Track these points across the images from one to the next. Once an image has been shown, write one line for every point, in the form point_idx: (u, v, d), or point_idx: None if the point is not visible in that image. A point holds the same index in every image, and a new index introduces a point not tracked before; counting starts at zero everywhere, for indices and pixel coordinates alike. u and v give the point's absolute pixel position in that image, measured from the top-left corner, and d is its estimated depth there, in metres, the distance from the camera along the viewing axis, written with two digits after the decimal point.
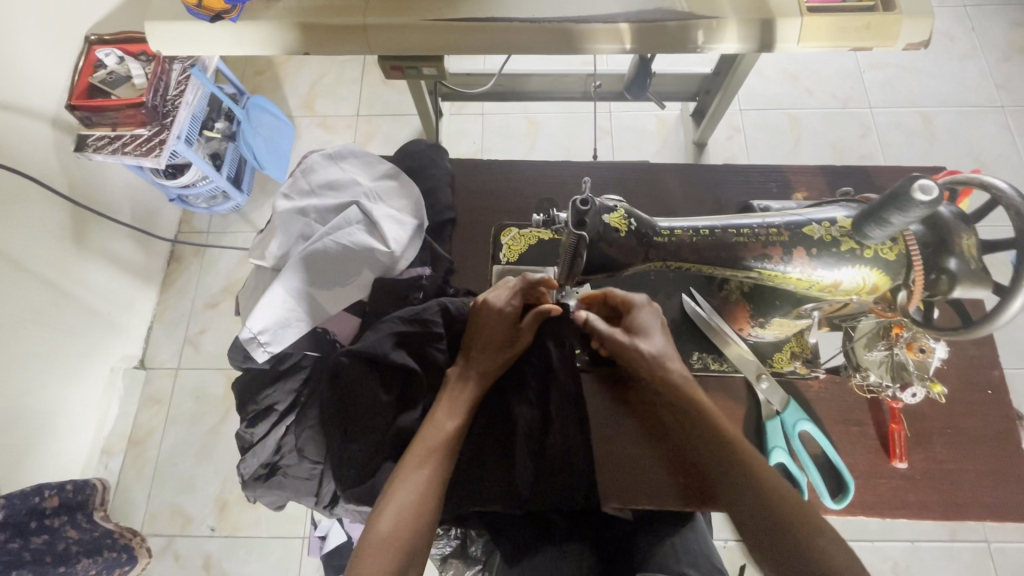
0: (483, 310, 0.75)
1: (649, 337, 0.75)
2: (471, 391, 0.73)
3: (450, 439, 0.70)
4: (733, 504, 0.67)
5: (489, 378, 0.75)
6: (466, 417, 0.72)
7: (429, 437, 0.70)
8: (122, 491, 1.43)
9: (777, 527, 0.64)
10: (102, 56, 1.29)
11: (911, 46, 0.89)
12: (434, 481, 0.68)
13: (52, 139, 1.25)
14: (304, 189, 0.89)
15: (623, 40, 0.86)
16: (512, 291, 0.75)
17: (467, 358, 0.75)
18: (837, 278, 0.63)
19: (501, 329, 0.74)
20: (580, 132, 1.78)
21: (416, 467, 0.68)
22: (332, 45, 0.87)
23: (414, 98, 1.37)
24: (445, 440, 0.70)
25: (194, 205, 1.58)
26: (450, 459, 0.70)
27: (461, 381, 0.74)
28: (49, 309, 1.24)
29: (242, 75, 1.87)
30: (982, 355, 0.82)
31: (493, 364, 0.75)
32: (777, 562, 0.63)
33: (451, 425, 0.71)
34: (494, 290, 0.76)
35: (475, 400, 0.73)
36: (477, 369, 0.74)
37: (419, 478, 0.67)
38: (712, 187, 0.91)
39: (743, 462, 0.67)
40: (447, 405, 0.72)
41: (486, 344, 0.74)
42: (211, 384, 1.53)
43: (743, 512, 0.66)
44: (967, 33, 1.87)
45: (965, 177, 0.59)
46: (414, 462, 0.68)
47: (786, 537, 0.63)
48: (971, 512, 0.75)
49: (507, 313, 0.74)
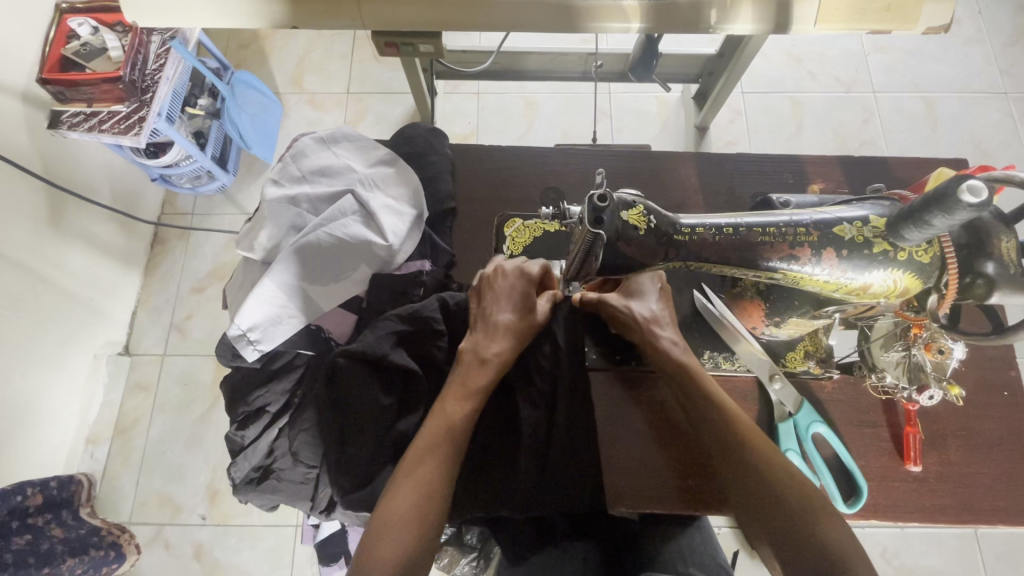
0: (496, 278, 0.73)
1: (644, 301, 0.74)
2: (488, 372, 0.69)
3: (459, 427, 0.66)
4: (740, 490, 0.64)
5: (510, 354, 0.70)
6: (477, 402, 0.68)
7: (435, 427, 0.65)
8: (109, 481, 1.39)
9: (787, 521, 0.60)
10: (74, 26, 1.22)
11: (930, 30, 0.79)
12: (441, 473, 0.63)
13: (24, 114, 1.17)
14: (295, 175, 0.84)
15: (627, 18, 0.79)
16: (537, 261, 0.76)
17: (484, 331, 0.70)
18: (867, 281, 0.62)
19: (522, 293, 0.72)
20: (579, 114, 1.72)
21: (418, 460, 0.63)
22: (321, 18, 0.80)
23: (408, 77, 1.30)
24: (449, 429, 0.65)
25: (178, 185, 1.51)
26: (459, 450, 0.65)
27: (477, 360, 0.69)
28: (27, 295, 1.18)
29: (226, 49, 1.78)
30: (998, 356, 0.80)
31: (507, 343, 0.70)
32: (776, 537, 0.60)
33: (461, 417, 0.66)
34: (500, 262, 0.75)
35: (491, 381, 0.69)
36: (501, 343, 0.70)
37: (424, 471, 0.63)
38: (725, 178, 0.87)
39: (750, 457, 0.64)
40: (457, 390, 0.68)
41: (509, 308, 0.71)
42: (199, 371, 1.48)
43: (751, 508, 0.63)
44: (973, 16, 1.82)
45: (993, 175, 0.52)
46: (416, 454, 0.64)
47: (797, 534, 0.59)
48: (985, 517, 0.73)
49: (526, 274, 0.73)
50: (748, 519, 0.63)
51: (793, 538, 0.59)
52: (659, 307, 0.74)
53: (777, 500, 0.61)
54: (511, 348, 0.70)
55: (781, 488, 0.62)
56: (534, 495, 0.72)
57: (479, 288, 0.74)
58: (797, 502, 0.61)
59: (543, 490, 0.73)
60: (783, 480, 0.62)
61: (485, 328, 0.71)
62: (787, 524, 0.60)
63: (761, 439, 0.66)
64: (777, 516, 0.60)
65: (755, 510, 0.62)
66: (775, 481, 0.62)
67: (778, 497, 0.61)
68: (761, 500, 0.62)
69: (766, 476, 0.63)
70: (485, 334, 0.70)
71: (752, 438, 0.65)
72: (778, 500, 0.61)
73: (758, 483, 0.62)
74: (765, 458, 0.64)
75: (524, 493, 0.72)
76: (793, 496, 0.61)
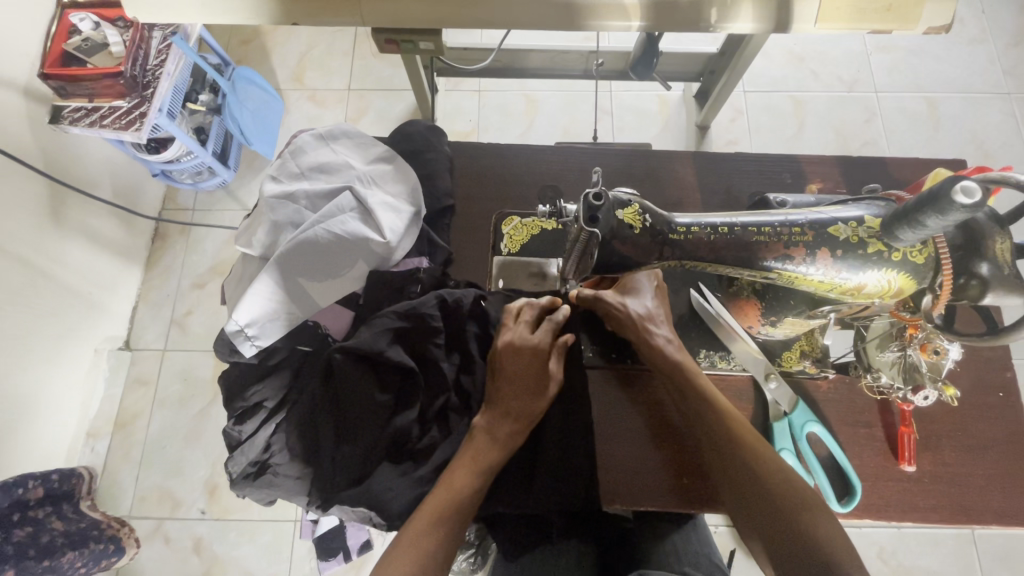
0: (509, 352, 0.70)
1: (640, 298, 0.75)
2: (497, 451, 0.68)
3: (463, 503, 0.64)
4: (731, 485, 0.65)
5: (520, 433, 0.69)
6: (484, 480, 0.66)
7: (439, 499, 0.64)
8: (109, 475, 1.40)
9: (776, 521, 0.60)
10: (76, 21, 1.23)
11: (931, 30, 0.78)
12: (439, 551, 0.61)
13: (24, 108, 1.17)
14: (293, 172, 0.85)
15: (627, 16, 0.79)
16: (547, 327, 0.72)
17: (496, 411, 0.69)
18: (861, 281, 0.62)
19: (535, 371, 0.70)
20: (580, 112, 1.72)
21: (415, 538, 0.61)
22: (319, 15, 0.80)
23: (409, 74, 1.30)
24: (454, 503, 0.64)
25: (179, 181, 1.51)
26: (462, 526, 0.64)
27: (488, 441, 0.68)
28: (28, 290, 1.19)
29: (227, 45, 1.78)
30: (994, 357, 0.80)
31: (517, 426, 0.69)
32: (765, 532, 0.61)
33: (468, 493, 0.65)
34: (511, 329, 0.72)
35: (499, 463, 0.68)
36: (512, 426, 0.69)
37: (423, 547, 0.61)
38: (723, 177, 0.87)
39: (738, 455, 0.65)
40: (469, 464, 0.67)
41: (521, 389, 0.70)
42: (199, 366, 1.49)
43: (747, 509, 0.63)
44: (976, 16, 1.81)
45: (990, 176, 0.52)
46: (413, 531, 0.62)
47: (785, 533, 0.59)
48: (977, 518, 0.73)
49: (540, 349, 0.70)
50: (742, 519, 0.64)
51: (782, 537, 0.59)
52: (650, 304, 0.74)
53: (767, 498, 0.62)
54: (524, 431, 0.69)
55: (770, 485, 0.62)
56: (528, 487, 0.73)
57: (493, 361, 0.72)
58: (788, 499, 0.61)
59: (534, 482, 0.73)
60: (770, 470, 0.63)
61: (499, 410, 0.69)
62: (777, 524, 0.60)
63: (754, 437, 0.67)
64: (768, 514, 0.61)
65: (749, 508, 0.63)
66: (767, 481, 0.62)
67: (765, 493, 0.62)
68: (753, 499, 0.63)
69: (756, 474, 0.63)
70: (500, 415, 0.69)
71: (742, 433, 0.66)
72: (769, 504, 0.61)
73: (749, 482, 0.63)
74: (757, 458, 0.64)
75: (512, 483, 0.73)
76: (782, 495, 0.61)
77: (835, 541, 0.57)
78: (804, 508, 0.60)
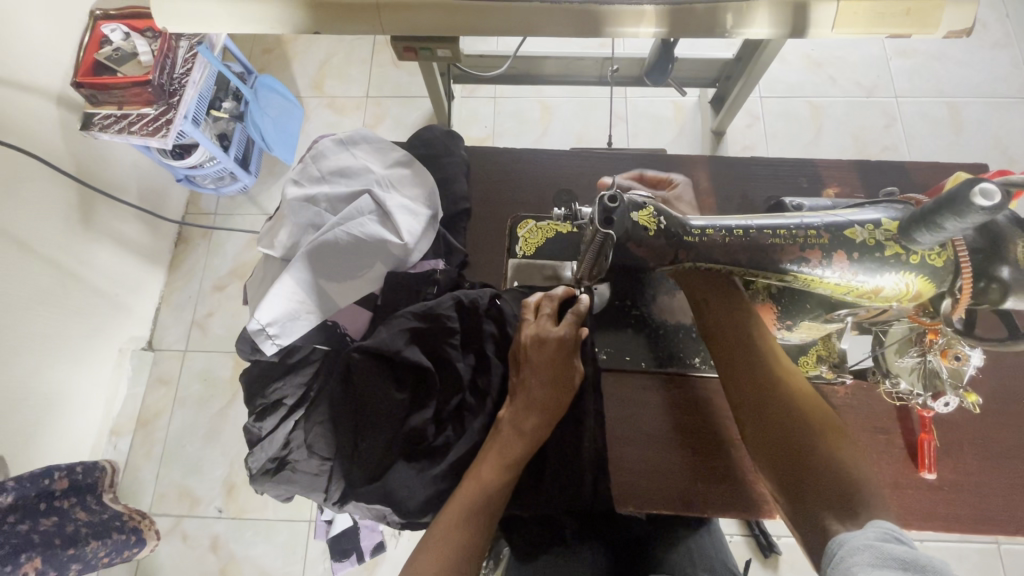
0: (532, 346, 0.70)
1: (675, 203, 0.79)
2: (524, 444, 0.67)
3: (490, 498, 0.65)
4: (757, 422, 0.64)
5: (546, 426, 0.69)
6: (512, 473, 0.67)
7: (468, 495, 0.65)
8: (131, 472, 1.43)
9: (797, 454, 0.60)
10: (107, 32, 1.26)
11: (951, 34, 0.77)
12: (466, 546, 0.62)
13: (56, 115, 1.22)
14: (314, 176, 0.87)
15: (645, 22, 0.78)
16: (570, 319, 0.72)
17: (522, 405, 0.69)
18: (878, 284, 0.62)
19: (559, 365, 0.70)
20: (595, 118, 1.73)
21: (446, 529, 0.63)
22: (341, 25, 0.81)
23: (426, 82, 1.32)
24: (482, 497, 0.65)
25: (201, 186, 1.55)
26: (490, 521, 0.64)
27: (515, 435, 0.68)
28: (54, 289, 1.22)
29: (250, 54, 1.82)
30: (1016, 365, 0.79)
31: (544, 418, 0.69)
32: (787, 463, 0.60)
33: (496, 485, 0.65)
34: (534, 324, 0.72)
35: (525, 455, 0.67)
36: (536, 418, 0.68)
37: (451, 541, 0.62)
38: (739, 182, 0.87)
39: (775, 388, 0.65)
40: (495, 457, 0.67)
41: (549, 381, 0.69)
42: (218, 367, 1.52)
43: (768, 440, 0.62)
44: (1000, 20, 1.79)
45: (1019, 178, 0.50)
46: (442, 527, 0.63)
47: (807, 464, 0.60)
48: (999, 527, 0.72)
49: (565, 343, 0.70)
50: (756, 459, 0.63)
51: (802, 466, 0.60)
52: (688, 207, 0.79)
53: (789, 424, 0.62)
54: (550, 424, 0.69)
55: (798, 423, 0.62)
56: (536, 487, 0.74)
57: (518, 353, 0.72)
58: (816, 425, 0.62)
59: (544, 479, 0.74)
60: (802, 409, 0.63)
61: (524, 403, 0.69)
62: (796, 454, 0.60)
63: (782, 362, 0.67)
64: (792, 447, 0.61)
65: (769, 444, 0.62)
66: (798, 418, 0.62)
67: (793, 426, 0.62)
68: (779, 433, 0.62)
69: (785, 410, 0.63)
70: (525, 408, 0.69)
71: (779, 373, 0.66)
72: (795, 432, 0.61)
73: (780, 412, 0.63)
74: (787, 383, 0.65)
75: (527, 479, 0.74)
76: (811, 431, 0.61)
77: (854, 474, 0.58)
78: (830, 435, 0.61)
